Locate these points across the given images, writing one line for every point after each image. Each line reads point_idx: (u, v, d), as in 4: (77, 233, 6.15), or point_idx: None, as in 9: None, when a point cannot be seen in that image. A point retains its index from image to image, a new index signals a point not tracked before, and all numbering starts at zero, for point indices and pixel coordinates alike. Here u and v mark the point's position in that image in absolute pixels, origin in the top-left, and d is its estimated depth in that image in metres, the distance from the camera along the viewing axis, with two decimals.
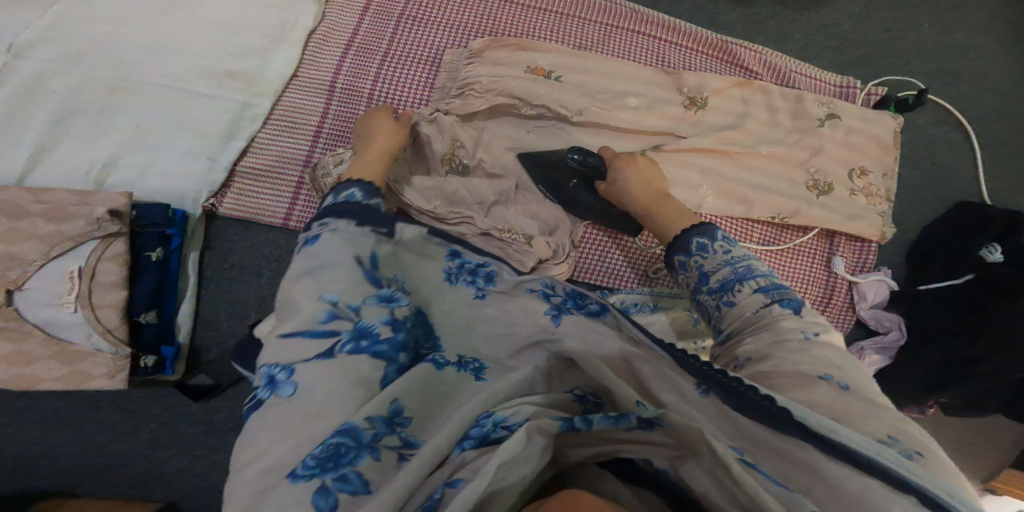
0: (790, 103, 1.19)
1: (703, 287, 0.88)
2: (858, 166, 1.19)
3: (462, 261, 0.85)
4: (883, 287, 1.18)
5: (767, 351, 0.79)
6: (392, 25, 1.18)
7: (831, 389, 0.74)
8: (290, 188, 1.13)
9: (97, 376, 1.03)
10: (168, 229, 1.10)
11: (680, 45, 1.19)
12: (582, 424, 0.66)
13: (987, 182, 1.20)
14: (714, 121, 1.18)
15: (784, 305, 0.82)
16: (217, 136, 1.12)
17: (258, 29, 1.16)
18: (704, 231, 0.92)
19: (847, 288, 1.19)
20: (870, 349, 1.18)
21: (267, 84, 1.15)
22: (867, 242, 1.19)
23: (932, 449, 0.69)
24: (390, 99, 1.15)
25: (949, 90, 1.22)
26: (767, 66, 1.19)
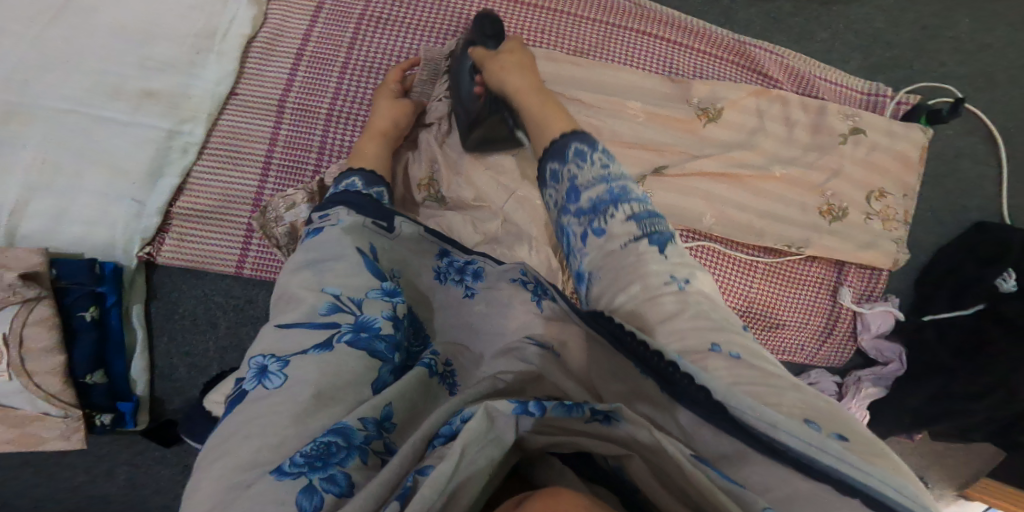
0: (811, 116, 1.05)
1: (570, 207, 0.77)
2: (878, 188, 1.06)
3: (450, 260, 0.88)
4: (890, 318, 1.09)
5: (639, 311, 0.68)
6: (350, 31, 1.04)
7: (723, 359, 0.63)
8: (240, 234, 1.01)
9: (50, 438, 0.94)
10: (99, 286, 0.95)
11: (692, 48, 1.03)
12: (536, 410, 0.61)
13: (1009, 199, 1.11)
14: (727, 138, 1.03)
15: (651, 241, 0.71)
16: (140, 173, 0.99)
17: (180, 38, 1.02)
18: (583, 139, 0.80)
19: (850, 317, 1.11)
20: (866, 381, 1.12)
21: (197, 106, 1.01)
22: (876, 270, 1.10)
23: (853, 426, 0.59)
24: (349, 122, 1.02)
25: (982, 96, 1.10)
26: (786, 70, 1.05)
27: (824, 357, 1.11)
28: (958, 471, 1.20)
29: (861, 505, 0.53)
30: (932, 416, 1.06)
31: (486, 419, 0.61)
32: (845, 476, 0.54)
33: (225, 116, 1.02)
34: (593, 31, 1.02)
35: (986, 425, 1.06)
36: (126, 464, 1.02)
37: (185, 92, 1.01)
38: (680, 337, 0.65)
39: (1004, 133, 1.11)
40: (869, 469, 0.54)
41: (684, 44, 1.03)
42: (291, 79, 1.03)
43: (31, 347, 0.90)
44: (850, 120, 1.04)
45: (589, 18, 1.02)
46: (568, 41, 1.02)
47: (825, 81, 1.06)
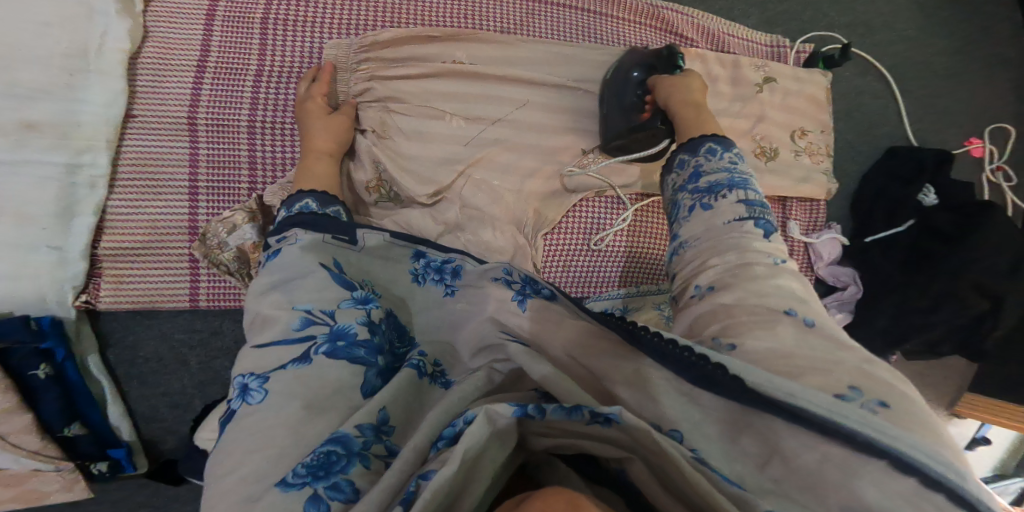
0: (728, 69, 1.11)
1: (688, 186, 0.80)
2: (798, 127, 1.15)
3: (427, 259, 0.79)
4: (836, 247, 1.16)
5: (733, 278, 0.69)
6: (255, 34, 1.00)
7: (794, 326, 0.64)
8: (185, 266, 0.96)
9: (52, 492, 0.93)
10: (45, 342, 0.89)
11: (612, 16, 1.09)
12: (535, 413, 0.56)
13: (912, 126, 1.23)
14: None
15: (758, 224, 0.73)
16: (49, 216, 0.90)
17: (47, 58, 0.90)
18: (720, 141, 0.84)
19: (804, 249, 1.17)
20: (832, 307, 1.17)
21: (90, 134, 0.92)
22: (815, 202, 1.17)
23: (905, 397, 0.57)
24: (276, 129, 1.00)
25: (865, 41, 1.22)
26: (699, 30, 1.12)
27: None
28: (932, 389, 1.25)
29: (889, 465, 0.52)
30: (897, 334, 1.11)
31: (486, 423, 0.56)
32: (872, 442, 0.52)
33: (129, 141, 0.96)
34: (518, 11, 1.06)
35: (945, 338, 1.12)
36: (145, 506, 1.01)
37: (73, 119, 0.92)
38: (763, 295, 0.67)
39: (891, 71, 1.23)
40: (906, 437, 0.52)
41: (604, 13, 1.09)
42: (197, 94, 0.97)
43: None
44: (762, 70, 1.12)
45: None
46: (498, 22, 1.05)
47: (733, 36, 1.14)
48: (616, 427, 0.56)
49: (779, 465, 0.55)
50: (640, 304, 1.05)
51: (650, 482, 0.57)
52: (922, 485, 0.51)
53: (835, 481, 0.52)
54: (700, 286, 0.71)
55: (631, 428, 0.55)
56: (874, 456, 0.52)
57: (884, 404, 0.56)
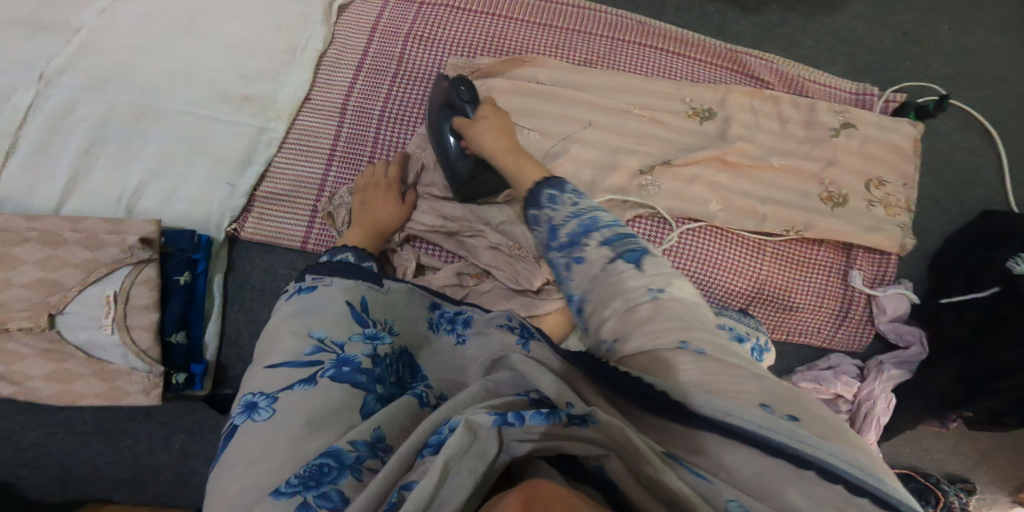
0: (803, 112, 1.16)
1: (553, 245, 0.79)
2: (875, 176, 1.14)
3: (441, 312, 0.97)
4: (904, 303, 1.14)
5: (626, 326, 0.71)
6: (400, 45, 1.23)
7: (691, 357, 0.67)
8: (307, 214, 1.18)
9: (133, 393, 1.09)
10: (195, 254, 1.15)
11: (689, 57, 1.19)
12: (514, 420, 0.62)
13: (1017, 190, 1.16)
14: (730, 131, 1.15)
15: (625, 260, 0.73)
16: (236, 162, 1.19)
17: (272, 52, 1.23)
18: (555, 184, 0.83)
19: (868, 300, 1.15)
20: (889, 364, 1.13)
21: (280, 108, 1.21)
22: (887, 255, 1.15)
23: (813, 407, 0.64)
24: (399, 117, 1.20)
25: (972, 95, 1.19)
26: (778, 74, 1.18)
27: (847, 340, 1.16)
28: (1004, 472, 1.17)
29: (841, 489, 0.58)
30: (956, 397, 1.07)
31: (469, 430, 0.62)
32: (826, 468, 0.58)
33: (301, 116, 1.22)
34: (602, 45, 1.20)
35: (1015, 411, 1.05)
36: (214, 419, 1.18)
37: (272, 97, 1.21)
38: (653, 340, 0.69)
39: (999, 130, 1.18)
40: (846, 456, 0.59)
41: (681, 53, 1.19)
42: (352, 86, 1.22)
43: (132, 302, 1.09)
44: (840, 115, 1.15)
45: (599, 34, 1.21)
46: (582, 55, 1.20)
47: (815, 82, 1.18)
48: (602, 429, 0.62)
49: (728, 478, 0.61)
50: None
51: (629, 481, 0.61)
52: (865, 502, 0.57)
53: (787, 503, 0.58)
54: (603, 342, 0.72)
55: (606, 426, 0.61)
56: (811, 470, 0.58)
57: (796, 418, 0.62)
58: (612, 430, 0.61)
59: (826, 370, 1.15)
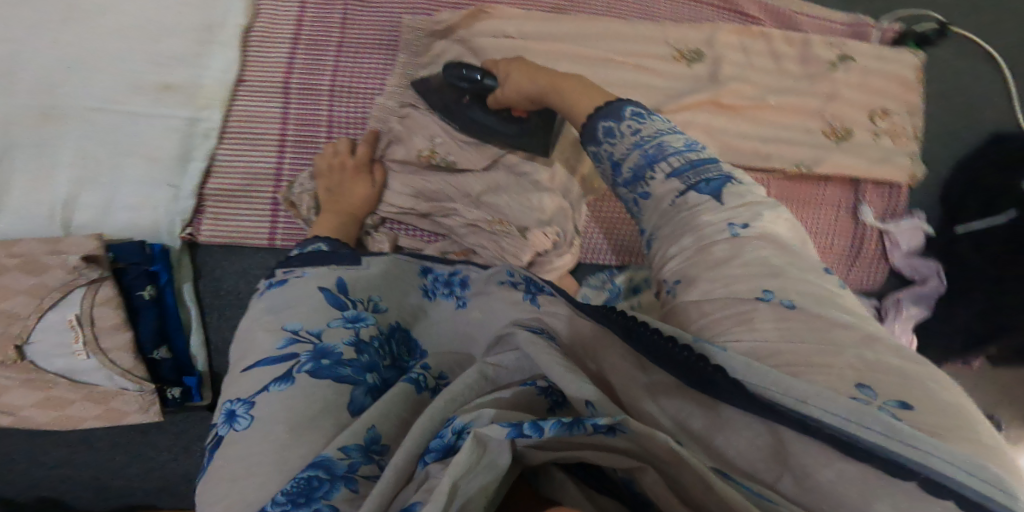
0: (797, 48, 1.12)
1: (620, 180, 0.77)
2: (879, 107, 1.10)
3: (434, 276, 0.91)
4: (914, 234, 1.09)
5: (696, 270, 0.67)
6: (336, 14, 1.17)
7: (770, 311, 0.61)
8: (267, 208, 1.11)
9: (132, 412, 1.04)
10: (154, 265, 1.06)
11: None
12: (532, 432, 0.50)
13: None
14: (721, 73, 1.09)
15: (701, 191, 0.71)
16: (170, 159, 1.09)
17: (184, 34, 1.13)
18: (610, 111, 0.80)
19: (879, 234, 1.10)
20: (907, 301, 1.06)
21: (210, 94, 1.12)
22: (894, 186, 1.11)
23: (936, 394, 0.55)
24: (352, 91, 1.14)
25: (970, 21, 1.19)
26: (767, 9, 1.16)
27: (861, 279, 1.10)
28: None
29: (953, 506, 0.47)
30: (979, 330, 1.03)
31: (478, 444, 0.51)
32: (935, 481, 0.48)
33: (237, 101, 1.13)
34: None
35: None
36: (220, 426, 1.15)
37: (197, 82, 1.12)
38: (722, 288, 0.64)
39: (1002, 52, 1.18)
40: (945, 449, 0.48)
41: None
42: (291, 63, 1.15)
43: (99, 323, 1.00)
44: (836, 48, 1.11)
45: None
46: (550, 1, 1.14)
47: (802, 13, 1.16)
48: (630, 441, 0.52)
49: (791, 484, 0.52)
50: None
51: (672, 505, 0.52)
52: (959, 507, 0.47)
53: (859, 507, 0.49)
54: (665, 284, 0.69)
55: (639, 435, 0.51)
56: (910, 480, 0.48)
57: (903, 405, 0.54)
58: (648, 440, 0.51)
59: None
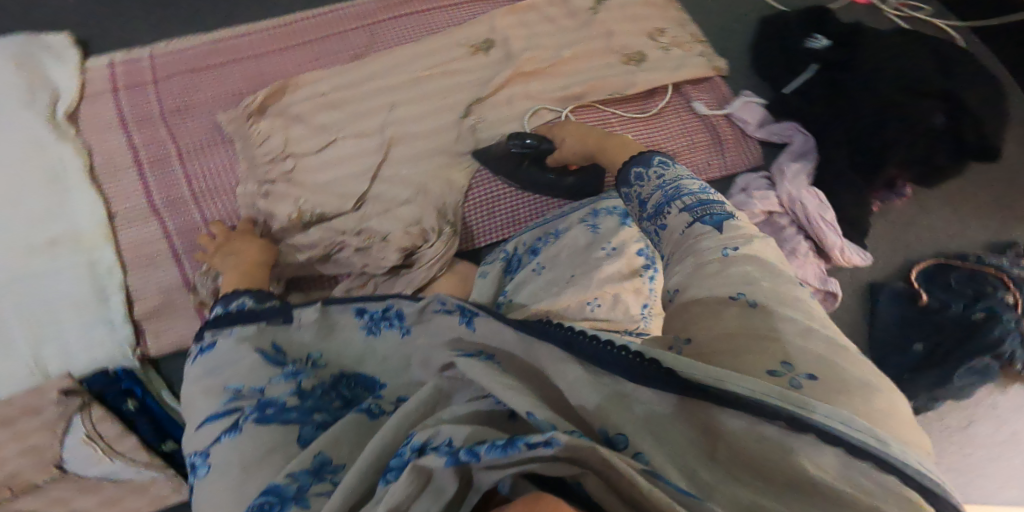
0: (562, 8, 1.27)
1: (644, 215, 0.87)
2: (653, 28, 1.29)
3: (370, 314, 0.82)
4: (754, 107, 1.26)
5: (691, 278, 0.74)
6: (165, 127, 1.18)
7: (737, 309, 0.68)
8: (195, 312, 1.16)
9: (168, 495, 1.12)
10: (124, 384, 1.16)
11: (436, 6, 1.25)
12: (468, 457, 0.55)
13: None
14: (512, 52, 1.17)
15: (704, 222, 0.79)
16: (92, 300, 1.13)
17: (37, 189, 1.14)
18: (641, 161, 0.93)
19: (726, 119, 1.27)
20: (788, 162, 1.21)
21: (93, 235, 1.15)
22: (712, 79, 1.29)
23: (844, 372, 0.62)
24: (212, 187, 1.16)
25: None
26: None
27: (739, 158, 1.24)
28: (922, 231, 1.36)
29: (847, 453, 0.56)
30: (865, 164, 1.17)
31: (411, 477, 0.56)
32: (853, 446, 0.56)
33: (121, 233, 1.16)
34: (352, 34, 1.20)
35: (916, 153, 1.15)
36: None
37: (76, 228, 1.14)
38: (707, 288, 0.72)
39: None
40: (847, 417, 0.57)
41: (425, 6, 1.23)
42: (146, 186, 1.16)
43: (107, 436, 1.10)
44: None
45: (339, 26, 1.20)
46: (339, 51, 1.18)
47: None
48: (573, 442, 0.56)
49: (724, 451, 0.60)
50: (568, 224, 1.12)
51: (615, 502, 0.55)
52: (856, 456, 0.56)
53: (789, 457, 0.57)
54: (669, 294, 0.76)
55: (573, 448, 0.54)
56: (826, 442, 0.57)
57: (812, 376, 0.62)
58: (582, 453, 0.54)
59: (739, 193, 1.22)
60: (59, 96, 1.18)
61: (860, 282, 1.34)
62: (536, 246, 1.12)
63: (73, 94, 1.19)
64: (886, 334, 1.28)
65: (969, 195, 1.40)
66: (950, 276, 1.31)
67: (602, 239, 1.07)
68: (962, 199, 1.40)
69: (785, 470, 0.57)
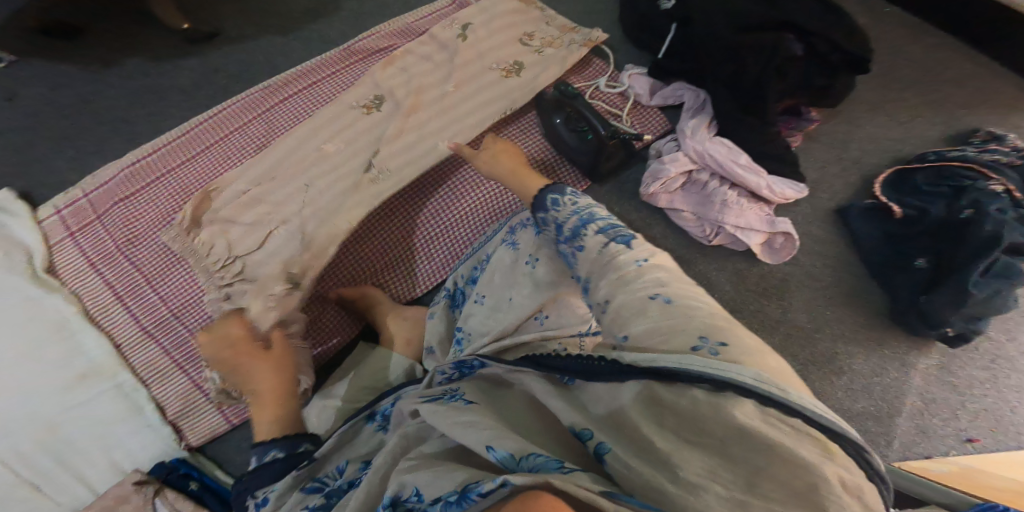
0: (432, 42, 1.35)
1: (562, 238, 0.93)
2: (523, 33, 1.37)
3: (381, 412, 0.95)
4: (642, 77, 1.34)
5: (612, 292, 0.80)
6: (125, 259, 1.27)
7: (660, 308, 0.76)
8: (212, 406, 1.22)
9: None
10: (182, 469, 1.19)
11: (318, 80, 1.36)
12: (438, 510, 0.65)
13: None
14: (400, 95, 1.30)
15: (619, 242, 0.85)
16: (130, 414, 1.20)
17: (46, 337, 1.21)
18: (556, 188, 1.00)
19: (622, 95, 1.35)
20: (688, 121, 1.28)
21: (108, 364, 1.21)
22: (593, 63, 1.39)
23: (740, 334, 0.73)
24: (184, 298, 1.25)
25: None
26: (395, 35, 1.41)
27: (646, 128, 1.32)
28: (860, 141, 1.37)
29: (761, 403, 0.67)
30: (746, 104, 1.22)
31: None
32: (770, 398, 0.67)
33: (130, 356, 1.23)
34: (254, 129, 1.32)
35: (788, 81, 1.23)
36: None
37: (92, 363, 1.21)
38: (626, 294, 0.78)
39: None
40: (759, 376, 0.68)
41: (309, 83, 1.36)
42: (131, 314, 1.24)
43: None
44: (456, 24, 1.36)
45: (240, 125, 1.33)
46: (249, 147, 1.31)
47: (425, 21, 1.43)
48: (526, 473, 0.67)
49: (669, 420, 0.70)
50: (493, 247, 1.17)
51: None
52: (775, 409, 0.67)
53: (714, 416, 0.68)
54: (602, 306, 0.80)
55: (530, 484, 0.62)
56: (745, 396, 0.68)
57: (723, 343, 0.72)
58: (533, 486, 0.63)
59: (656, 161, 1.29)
60: (29, 252, 1.26)
61: (825, 210, 1.31)
62: (473, 273, 1.18)
63: (39, 242, 1.27)
64: (880, 258, 1.24)
65: (894, 102, 1.41)
66: (925, 175, 1.27)
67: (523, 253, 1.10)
68: (888, 106, 1.40)
69: (721, 428, 0.68)
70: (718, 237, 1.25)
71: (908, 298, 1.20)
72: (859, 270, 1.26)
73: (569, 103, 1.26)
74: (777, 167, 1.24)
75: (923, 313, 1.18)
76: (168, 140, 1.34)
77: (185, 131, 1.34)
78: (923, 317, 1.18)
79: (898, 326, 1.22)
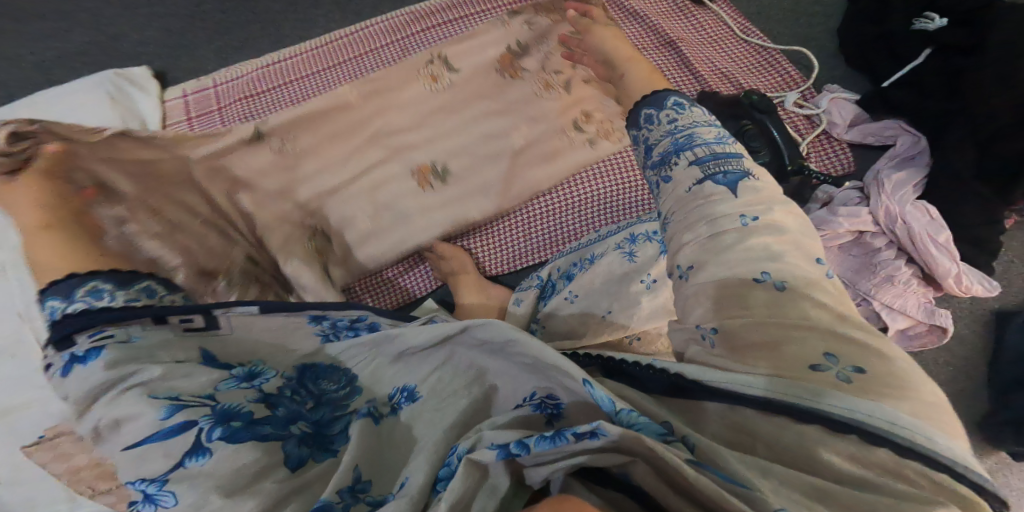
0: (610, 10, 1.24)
1: (648, 161, 0.76)
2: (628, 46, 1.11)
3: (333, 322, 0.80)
4: (846, 105, 1.16)
5: (706, 254, 0.66)
6: None
7: (765, 293, 0.63)
8: None
9: None
10: None
11: (470, 15, 1.27)
12: (518, 451, 0.56)
13: None
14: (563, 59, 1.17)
15: (717, 182, 0.69)
16: None
17: None
18: (654, 99, 0.79)
19: (809, 118, 1.16)
20: (888, 170, 1.09)
21: None
22: (791, 72, 1.18)
23: (884, 361, 0.59)
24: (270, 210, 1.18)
25: None
26: None
27: (825, 165, 1.15)
28: None
29: (896, 450, 0.55)
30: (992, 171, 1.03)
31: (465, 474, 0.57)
32: (911, 446, 0.54)
33: None
34: (391, 54, 1.25)
35: None
36: None
37: None
38: (722, 267, 0.65)
39: None
40: (898, 414, 0.55)
41: (458, 18, 1.27)
42: None
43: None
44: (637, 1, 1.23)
45: (381, 46, 1.26)
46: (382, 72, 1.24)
47: None
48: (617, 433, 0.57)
49: (764, 450, 0.59)
50: (602, 248, 1.08)
51: (659, 484, 0.56)
52: (917, 456, 0.54)
53: (821, 449, 0.57)
54: (680, 269, 0.68)
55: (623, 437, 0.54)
56: (877, 442, 0.55)
57: (857, 369, 0.58)
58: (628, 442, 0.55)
59: (821, 207, 1.12)
60: (144, 127, 1.21)
61: (981, 306, 1.17)
62: (573, 271, 1.11)
63: (158, 125, 1.22)
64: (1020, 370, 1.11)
65: None
66: None
67: (639, 267, 1.02)
68: None
69: (840, 474, 0.56)
70: (856, 307, 1.10)
71: (1018, 412, 1.09)
72: (980, 375, 1.16)
73: (755, 117, 1.09)
74: (971, 251, 1.06)
75: (1019, 432, 1.08)
76: (309, 48, 1.28)
77: (324, 41, 1.28)
78: (1019, 433, 1.09)
79: (981, 431, 1.14)
